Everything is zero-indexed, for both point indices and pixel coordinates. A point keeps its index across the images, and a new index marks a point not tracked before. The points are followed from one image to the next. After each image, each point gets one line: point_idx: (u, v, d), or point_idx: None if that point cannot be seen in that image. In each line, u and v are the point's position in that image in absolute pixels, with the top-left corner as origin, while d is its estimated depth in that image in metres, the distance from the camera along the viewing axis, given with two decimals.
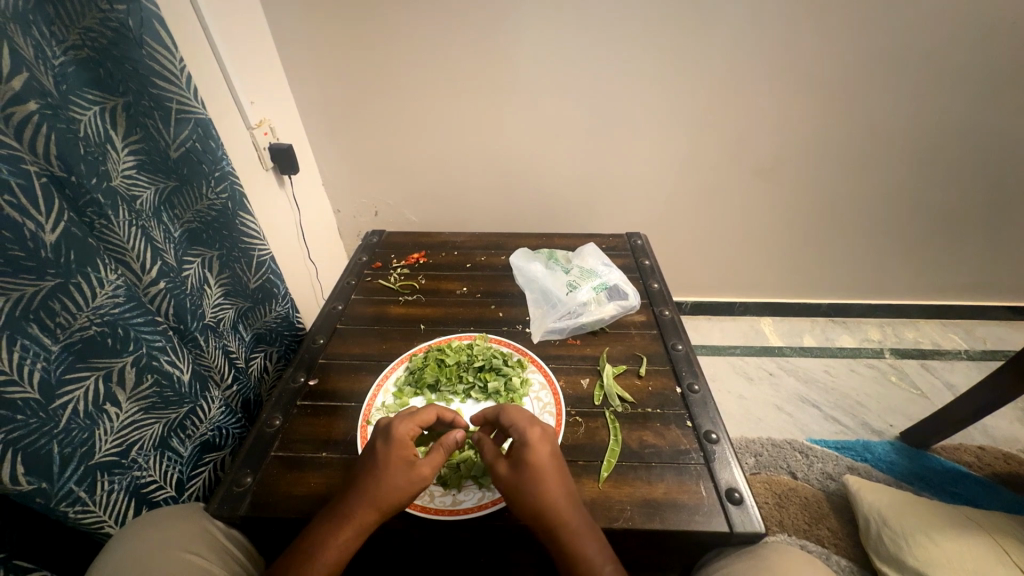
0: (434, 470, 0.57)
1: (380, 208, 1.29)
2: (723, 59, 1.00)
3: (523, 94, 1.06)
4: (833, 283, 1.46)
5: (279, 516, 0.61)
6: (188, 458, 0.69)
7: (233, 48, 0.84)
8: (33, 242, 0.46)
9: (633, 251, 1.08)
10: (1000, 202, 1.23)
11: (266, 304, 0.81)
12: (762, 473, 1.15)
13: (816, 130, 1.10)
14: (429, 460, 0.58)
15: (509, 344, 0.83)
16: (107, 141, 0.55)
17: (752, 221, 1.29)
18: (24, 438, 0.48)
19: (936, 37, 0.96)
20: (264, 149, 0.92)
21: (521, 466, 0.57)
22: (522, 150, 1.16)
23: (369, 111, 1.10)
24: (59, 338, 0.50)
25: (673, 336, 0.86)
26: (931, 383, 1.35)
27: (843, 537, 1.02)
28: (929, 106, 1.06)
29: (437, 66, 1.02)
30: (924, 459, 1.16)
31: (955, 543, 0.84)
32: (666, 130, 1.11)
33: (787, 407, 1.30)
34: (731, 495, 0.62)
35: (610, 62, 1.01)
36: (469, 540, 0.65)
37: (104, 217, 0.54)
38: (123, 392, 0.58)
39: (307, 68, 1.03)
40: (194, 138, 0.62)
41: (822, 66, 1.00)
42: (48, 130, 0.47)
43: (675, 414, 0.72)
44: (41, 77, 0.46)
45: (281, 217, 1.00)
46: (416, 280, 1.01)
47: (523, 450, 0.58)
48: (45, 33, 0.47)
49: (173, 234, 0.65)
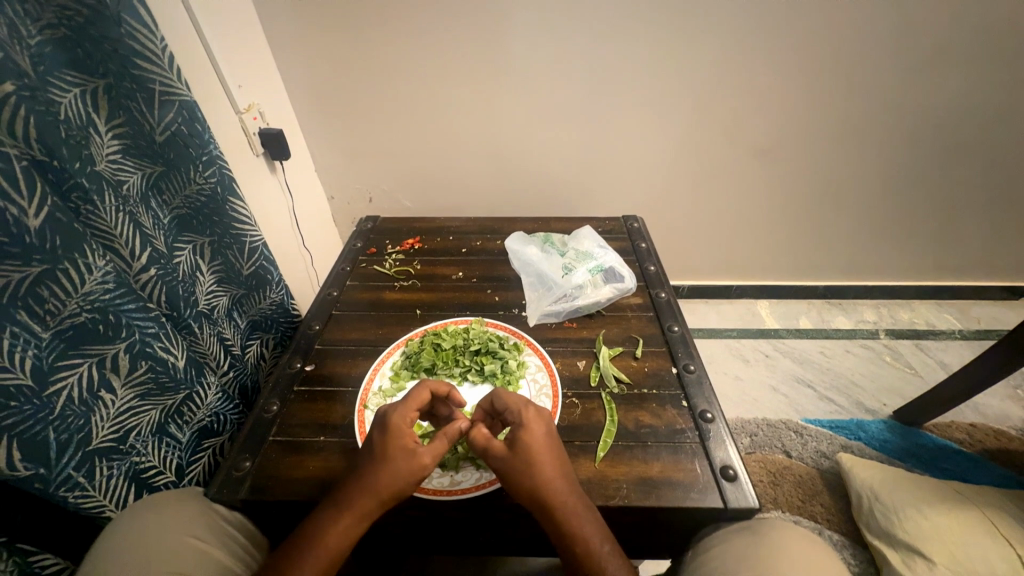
0: (434, 462, 0.57)
1: (375, 194, 1.28)
2: (720, 38, 0.98)
3: (517, 77, 1.04)
4: (830, 265, 1.46)
5: (278, 498, 0.61)
6: (186, 443, 0.69)
7: (220, 32, 0.82)
8: (18, 227, 0.45)
9: (630, 234, 1.07)
10: (997, 180, 1.22)
11: (260, 290, 0.81)
12: (758, 452, 1.17)
13: (814, 112, 1.09)
14: (431, 449, 0.57)
15: (505, 328, 0.83)
16: (91, 124, 0.53)
17: (749, 203, 1.29)
18: (18, 425, 0.47)
19: (935, 13, 0.94)
20: (255, 134, 0.91)
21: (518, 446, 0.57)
22: (517, 133, 1.14)
23: (361, 94, 1.07)
24: (49, 324, 0.50)
25: (670, 319, 0.85)
26: (925, 362, 1.36)
27: (836, 513, 1.04)
28: (929, 86, 1.04)
29: (428, 48, 1.00)
30: (918, 437, 1.18)
31: (945, 516, 0.86)
32: (663, 110, 1.09)
33: (783, 388, 1.31)
34: (726, 473, 0.62)
35: (606, 42, 0.99)
36: (468, 522, 0.65)
37: (89, 202, 0.53)
38: (117, 378, 0.58)
39: (296, 51, 1.00)
40: (179, 121, 0.61)
41: (820, 44, 0.99)
42: (27, 113, 0.45)
43: (671, 395, 0.73)
44: (17, 57, 0.45)
45: (274, 203, 0.99)
46: (411, 265, 1.00)
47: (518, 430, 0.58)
48: (20, 11, 0.45)
49: (163, 220, 0.64)
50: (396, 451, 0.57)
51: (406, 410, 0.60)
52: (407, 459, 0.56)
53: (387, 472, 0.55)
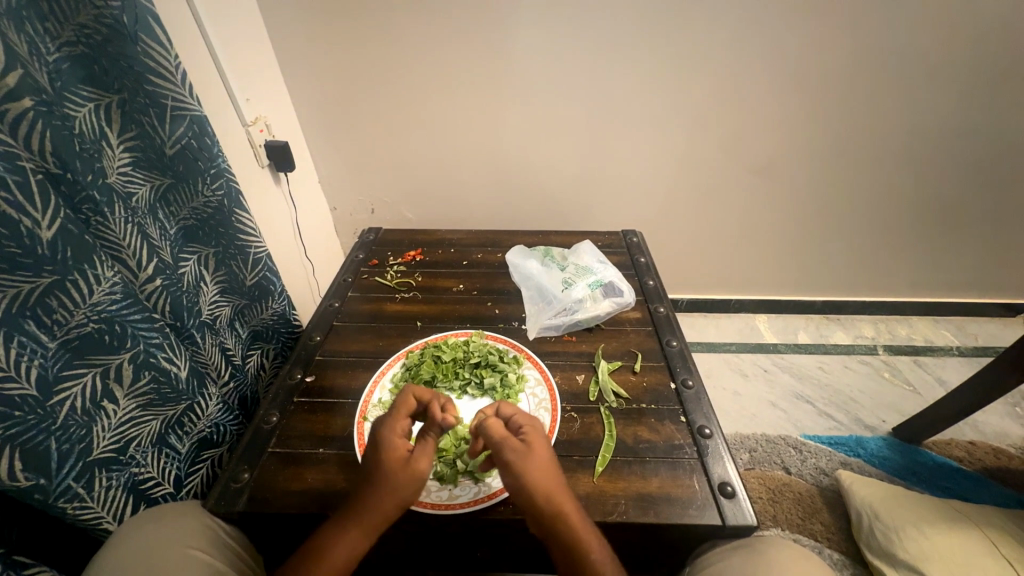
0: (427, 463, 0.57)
1: (377, 206, 1.29)
2: (717, 58, 1.00)
3: (519, 94, 1.06)
4: (827, 282, 1.47)
5: (276, 510, 0.62)
6: (185, 454, 0.69)
7: (230, 47, 0.84)
8: (30, 239, 0.46)
9: (630, 248, 1.09)
10: (992, 199, 1.24)
11: (263, 301, 0.81)
12: (756, 469, 1.16)
13: (811, 131, 1.12)
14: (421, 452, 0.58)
15: (505, 341, 0.83)
16: (103, 138, 0.55)
17: (747, 219, 1.30)
18: (23, 434, 0.48)
19: (926, 37, 0.97)
20: (261, 147, 0.92)
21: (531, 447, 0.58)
22: (518, 149, 1.16)
23: (366, 108, 1.10)
24: (56, 334, 0.50)
25: (668, 333, 0.86)
26: (923, 379, 1.37)
27: (836, 531, 1.04)
28: (922, 106, 1.07)
29: (432, 66, 1.02)
30: (916, 454, 1.18)
31: (945, 536, 0.85)
32: (662, 128, 1.11)
33: (782, 403, 1.31)
34: (724, 489, 0.63)
35: (606, 61, 1.01)
36: (466, 537, 0.65)
37: (100, 215, 0.54)
38: (120, 388, 0.58)
39: (303, 67, 1.03)
40: (189, 136, 0.62)
41: (816, 64, 1.01)
42: (43, 128, 0.47)
43: (669, 410, 0.73)
44: (35, 73, 0.46)
45: (278, 215, 1.01)
46: (413, 277, 1.01)
47: (531, 435, 0.60)
48: (39, 30, 0.47)
49: (169, 232, 0.65)
50: (388, 460, 0.57)
51: (393, 421, 0.60)
52: (398, 466, 0.57)
53: (388, 488, 0.56)
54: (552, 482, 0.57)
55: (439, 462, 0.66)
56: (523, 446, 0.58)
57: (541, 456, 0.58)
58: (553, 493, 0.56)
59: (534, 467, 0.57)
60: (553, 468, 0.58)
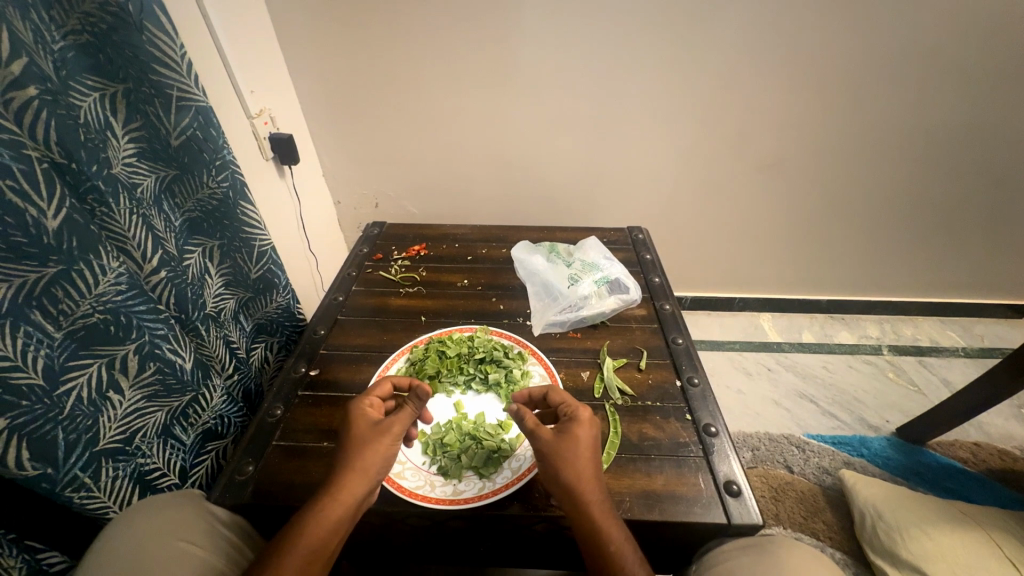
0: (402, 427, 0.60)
1: (381, 200, 1.29)
2: (727, 54, 0.99)
3: (526, 88, 1.05)
4: (833, 281, 1.47)
5: (281, 503, 0.61)
6: (190, 446, 0.69)
7: (235, 39, 0.84)
8: (36, 229, 0.46)
9: (635, 245, 1.08)
10: (1002, 199, 1.22)
11: (267, 294, 0.81)
12: (759, 467, 1.16)
13: (820, 128, 1.10)
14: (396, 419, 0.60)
15: (509, 336, 0.83)
16: (108, 127, 0.54)
17: (753, 217, 1.29)
18: (29, 424, 0.48)
19: (941, 33, 0.95)
20: (265, 139, 0.92)
21: (563, 436, 0.58)
22: (524, 144, 1.15)
23: (371, 102, 1.09)
24: (62, 324, 0.50)
25: (674, 330, 0.86)
26: (928, 380, 1.36)
27: (838, 530, 1.03)
28: (935, 104, 1.05)
29: (439, 59, 1.01)
30: (920, 455, 1.17)
31: (950, 537, 0.85)
32: (669, 124, 1.10)
33: (785, 402, 1.31)
34: (730, 488, 0.62)
35: (614, 56, 1.00)
36: (470, 531, 0.65)
37: (105, 205, 0.54)
38: (125, 379, 0.58)
39: (308, 59, 1.02)
40: (195, 126, 0.62)
41: (827, 60, 1.00)
42: (48, 116, 0.46)
43: (675, 407, 0.73)
44: (40, 61, 0.46)
45: (282, 208, 1.00)
46: (417, 272, 1.01)
47: (569, 424, 0.59)
48: (44, 18, 0.47)
49: (174, 223, 0.65)
50: (364, 430, 0.59)
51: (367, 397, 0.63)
52: (373, 434, 0.59)
53: (367, 455, 0.57)
54: (581, 472, 0.56)
55: (444, 457, 0.66)
56: (554, 435, 0.59)
57: (574, 446, 0.57)
58: (579, 483, 0.55)
59: (562, 454, 0.57)
60: (592, 460, 0.57)
